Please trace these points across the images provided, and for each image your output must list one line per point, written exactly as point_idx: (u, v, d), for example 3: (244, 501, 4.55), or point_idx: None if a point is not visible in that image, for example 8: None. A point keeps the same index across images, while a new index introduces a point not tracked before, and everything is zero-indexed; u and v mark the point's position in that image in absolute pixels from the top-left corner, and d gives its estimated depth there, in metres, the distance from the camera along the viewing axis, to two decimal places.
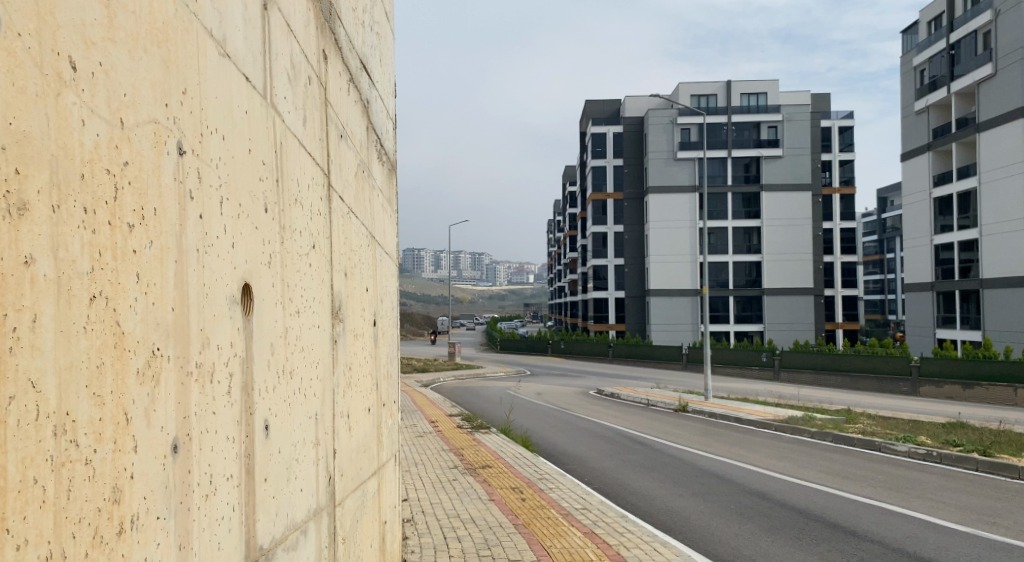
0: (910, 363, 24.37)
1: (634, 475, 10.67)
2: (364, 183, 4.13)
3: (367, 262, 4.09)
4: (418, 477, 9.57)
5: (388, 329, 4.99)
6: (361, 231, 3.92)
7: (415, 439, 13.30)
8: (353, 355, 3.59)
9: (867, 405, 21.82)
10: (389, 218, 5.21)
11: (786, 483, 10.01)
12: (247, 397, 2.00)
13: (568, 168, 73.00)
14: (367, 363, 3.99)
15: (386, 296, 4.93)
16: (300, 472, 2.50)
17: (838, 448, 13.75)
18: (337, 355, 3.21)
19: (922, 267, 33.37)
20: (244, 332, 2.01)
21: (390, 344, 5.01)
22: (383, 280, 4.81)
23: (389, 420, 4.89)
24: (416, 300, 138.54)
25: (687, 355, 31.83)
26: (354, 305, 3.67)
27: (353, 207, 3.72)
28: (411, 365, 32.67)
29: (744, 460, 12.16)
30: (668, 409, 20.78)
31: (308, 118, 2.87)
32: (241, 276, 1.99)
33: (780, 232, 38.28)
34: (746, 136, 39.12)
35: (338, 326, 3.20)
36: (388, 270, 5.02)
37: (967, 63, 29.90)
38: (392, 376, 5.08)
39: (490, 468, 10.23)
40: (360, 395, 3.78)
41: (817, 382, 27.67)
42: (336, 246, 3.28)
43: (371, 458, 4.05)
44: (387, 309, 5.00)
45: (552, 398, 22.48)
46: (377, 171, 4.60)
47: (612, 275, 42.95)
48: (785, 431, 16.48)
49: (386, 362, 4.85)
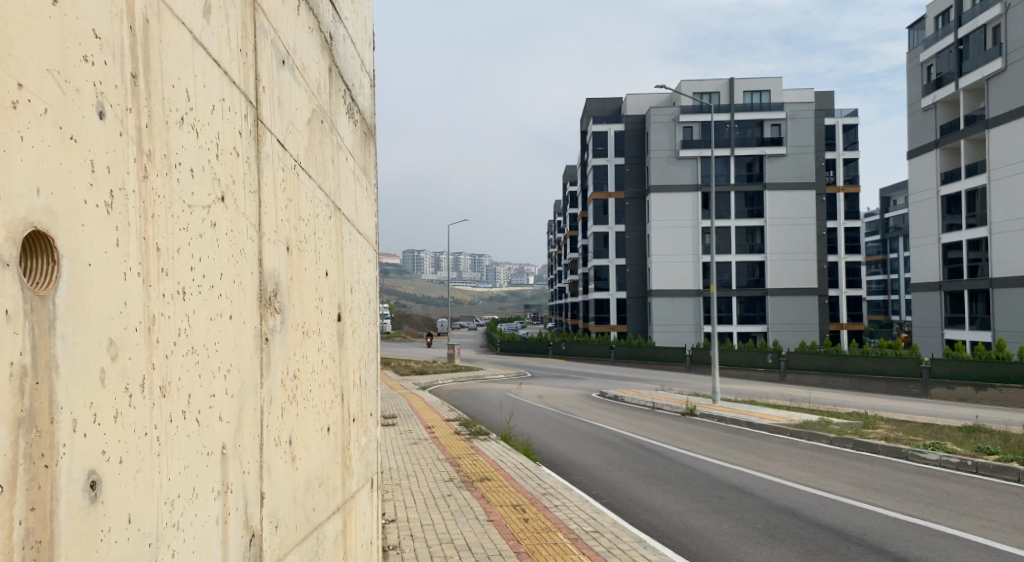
0: (920, 364, 23.44)
1: (644, 488, 9.77)
2: (325, 137, 3.24)
3: (327, 237, 3.20)
4: (407, 493, 8.60)
5: (362, 326, 4.10)
6: (318, 196, 3.04)
7: (408, 448, 12.36)
8: (302, 361, 2.69)
9: (878, 408, 20.87)
10: (364, 191, 4.32)
11: (815, 497, 9.17)
12: (31, 438, 1.12)
13: (568, 168, 72.44)
14: (326, 369, 3.08)
15: (359, 283, 4.04)
16: (187, 536, 1.62)
17: (862, 456, 12.83)
18: (275, 355, 2.33)
19: (930, 267, 32.34)
20: (30, 321, 1.13)
21: (363, 344, 4.11)
22: (355, 261, 3.92)
23: (364, 441, 4.00)
24: (415, 301, 137.63)
25: (691, 356, 30.85)
26: (305, 289, 2.77)
27: (303, 164, 2.83)
28: (408, 367, 31.74)
29: (762, 470, 11.27)
30: (675, 413, 19.84)
31: (219, 11, 1.97)
32: (22, 219, 1.13)
33: (784, 231, 37.37)
34: (749, 134, 38.20)
35: (275, 319, 2.33)
36: (361, 255, 4.14)
37: (975, 58, 28.94)
38: (367, 382, 4.19)
39: (489, 481, 9.28)
40: (316, 414, 2.88)
41: (825, 384, 26.70)
42: (274, 209, 2.39)
43: (334, 490, 3.15)
44: (362, 300, 4.11)
45: (553, 401, 21.59)
46: (343, 127, 3.71)
47: (613, 275, 42.01)
48: (801, 436, 15.54)
49: (359, 367, 3.95)
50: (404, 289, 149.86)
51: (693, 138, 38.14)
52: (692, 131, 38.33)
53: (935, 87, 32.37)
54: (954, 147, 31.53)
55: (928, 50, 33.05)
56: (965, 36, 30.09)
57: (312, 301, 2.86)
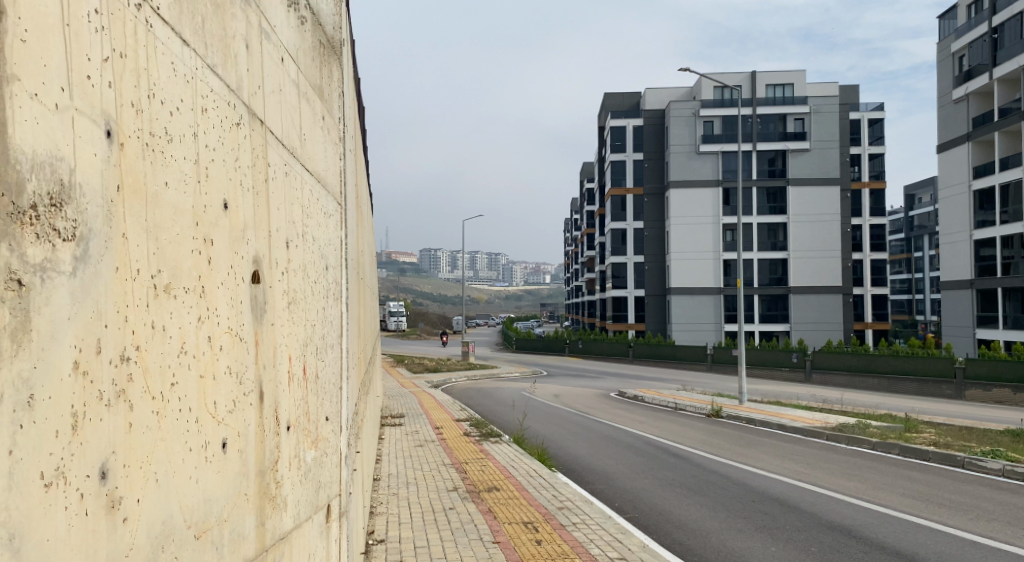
0: (954, 363, 21.85)
1: (673, 500, 8.65)
2: (229, 2, 2.14)
3: (230, 147, 2.10)
4: (402, 505, 7.53)
5: (313, 301, 3.00)
6: (207, 77, 1.94)
7: (412, 451, 11.33)
8: (150, 334, 1.58)
9: (913, 410, 19.48)
10: (318, 118, 3.20)
11: (875, 515, 8.08)
12: None
13: (585, 166, 71.24)
14: (220, 354, 1.96)
15: (308, 237, 2.95)
16: None
17: (911, 465, 11.62)
18: (55, 314, 1.25)
19: (961, 263, 30.69)
20: None
21: (314, 321, 3.01)
22: (299, 207, 2.83)
23: (311, 454, 2.90)
24: (431, 299, 137.52)
25: (712, 355, 29.54)
26: (161, 212, 1.66)
27: (166, 13, 1.73)
28: (421, 364, 30.78)
29: (803, 479, 10.13)
30: (698, 414, 18.62)
31: None
32: None
33: (808, 227, 35.94)
34: (771, 128, 36.81)
35: (53, 249, 1.25)
36: (314, 201, 3.05)
37: (1011, 47, 27.20)
38: (319, 376, 3.09)
39: (498, 491, 8.19)
40: (189, 422, 1.76)
41: (853, 385, 25.29)
42: (64, 47, 1.31)
43: (236, 540, 2.04)
44: (310, 262, 2.99)
45: (569, 400, 20.51)
46: (276, 10, 2.61)
47: (631, 273, 40.77)
48: (839, 440, 14.28)
49: (302, 355, 2.83)
50: (421, 287, 149.85)
51: (714, 132, 36.80)
52: (712, 126, 36.97)
53: (968, 78, 30.38)
54: (987, 139, 29.72)
55: (960, 39, 31.22)
56: (1000, 25, 28.26)
57: (187, 229, 1.79)
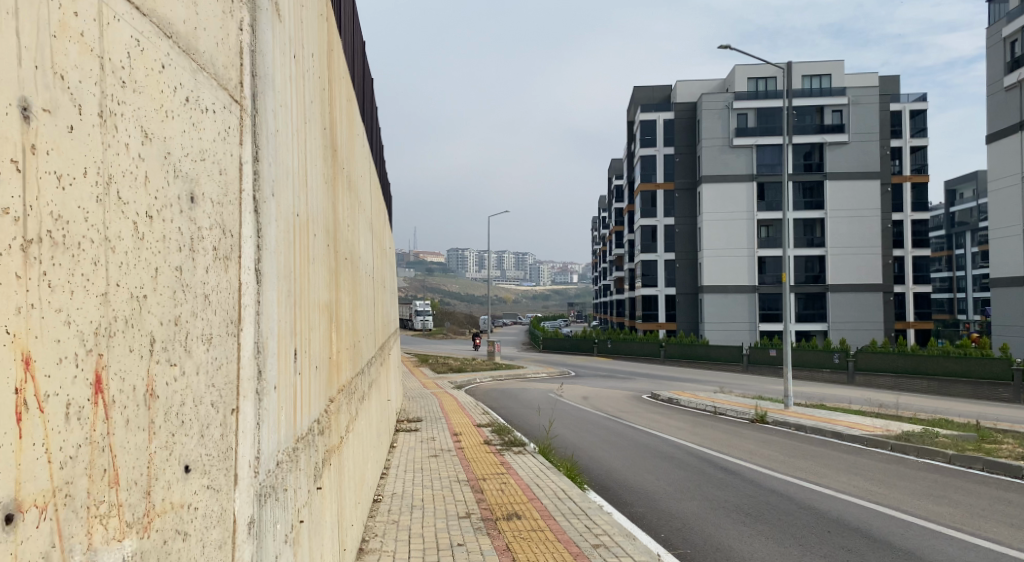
0: (1012, 366, 19.81)
1: (730, 531, 7.11)
2: None
3: None
4: (400, 540, 6.08)
5: (139, 252, 1.57)
6: None
7: (423, 463, 9.91)
8: None
9: (976, 417, 17.44)
10: None
11: (984, 552, 6.47)
12: None
13: (614, 163, 69.67)
14: None
15: (112, 124, 1.48)
16: None
17: (1000, 483, 9.91)
18: None
19: (1013, 260, 28.23)
20: None
21: (140, 279, 1.56)
22: (75, 41, 1.37)
23: (119, 558, 1.43)
24: (459, 299, 136.91)
25: (747, 356, 27.66)
26: None
27: None
28: (446, 365, 29.21)
29: (880, 501, 8.52)
30: (740, 419, 16.94)
31: None
32: None
33: (849, 222, 33.79)
34: (807, 121, 34.62)
35: None
36: (146, 64, 1.62)
37: None
38: (154, 393, 1.61)
39: (518, 521, 6.71)
40: None
41: (900, 387, 23.26)
42: None
43: None
44: (122, 167, 1.51)
45: (599, 403, 18.94)
46: None
47: (662, 271, 38.81)
48: (907, 451, 12.52)
49: (94, 347, 1.40)
50: (447, 286, 149.33)
51: (747, 126, 34.92)
52: (746, 118, 35.02)
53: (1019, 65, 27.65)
54: None
55: (1013, 24, 28.21)
56: None
57: None
